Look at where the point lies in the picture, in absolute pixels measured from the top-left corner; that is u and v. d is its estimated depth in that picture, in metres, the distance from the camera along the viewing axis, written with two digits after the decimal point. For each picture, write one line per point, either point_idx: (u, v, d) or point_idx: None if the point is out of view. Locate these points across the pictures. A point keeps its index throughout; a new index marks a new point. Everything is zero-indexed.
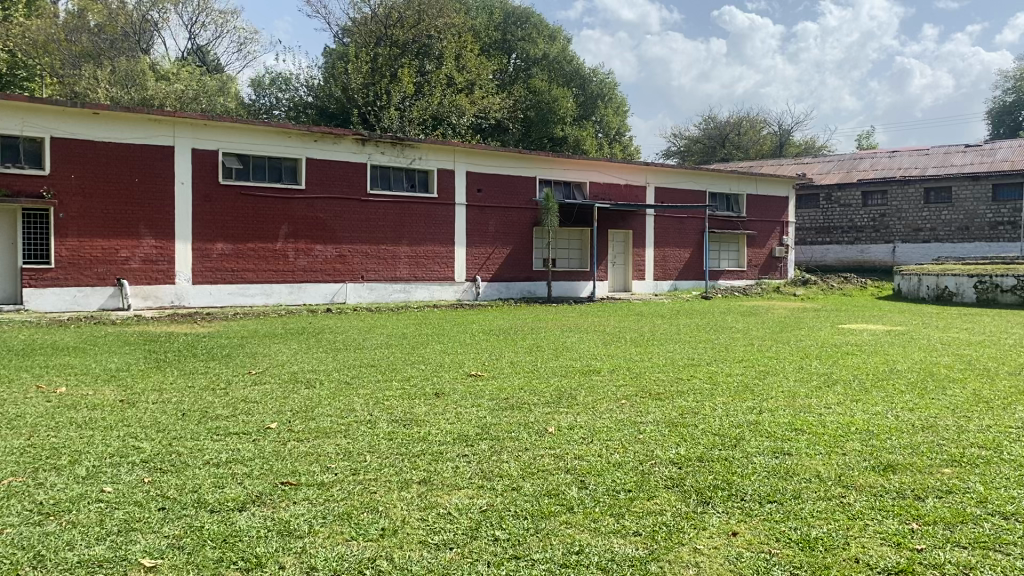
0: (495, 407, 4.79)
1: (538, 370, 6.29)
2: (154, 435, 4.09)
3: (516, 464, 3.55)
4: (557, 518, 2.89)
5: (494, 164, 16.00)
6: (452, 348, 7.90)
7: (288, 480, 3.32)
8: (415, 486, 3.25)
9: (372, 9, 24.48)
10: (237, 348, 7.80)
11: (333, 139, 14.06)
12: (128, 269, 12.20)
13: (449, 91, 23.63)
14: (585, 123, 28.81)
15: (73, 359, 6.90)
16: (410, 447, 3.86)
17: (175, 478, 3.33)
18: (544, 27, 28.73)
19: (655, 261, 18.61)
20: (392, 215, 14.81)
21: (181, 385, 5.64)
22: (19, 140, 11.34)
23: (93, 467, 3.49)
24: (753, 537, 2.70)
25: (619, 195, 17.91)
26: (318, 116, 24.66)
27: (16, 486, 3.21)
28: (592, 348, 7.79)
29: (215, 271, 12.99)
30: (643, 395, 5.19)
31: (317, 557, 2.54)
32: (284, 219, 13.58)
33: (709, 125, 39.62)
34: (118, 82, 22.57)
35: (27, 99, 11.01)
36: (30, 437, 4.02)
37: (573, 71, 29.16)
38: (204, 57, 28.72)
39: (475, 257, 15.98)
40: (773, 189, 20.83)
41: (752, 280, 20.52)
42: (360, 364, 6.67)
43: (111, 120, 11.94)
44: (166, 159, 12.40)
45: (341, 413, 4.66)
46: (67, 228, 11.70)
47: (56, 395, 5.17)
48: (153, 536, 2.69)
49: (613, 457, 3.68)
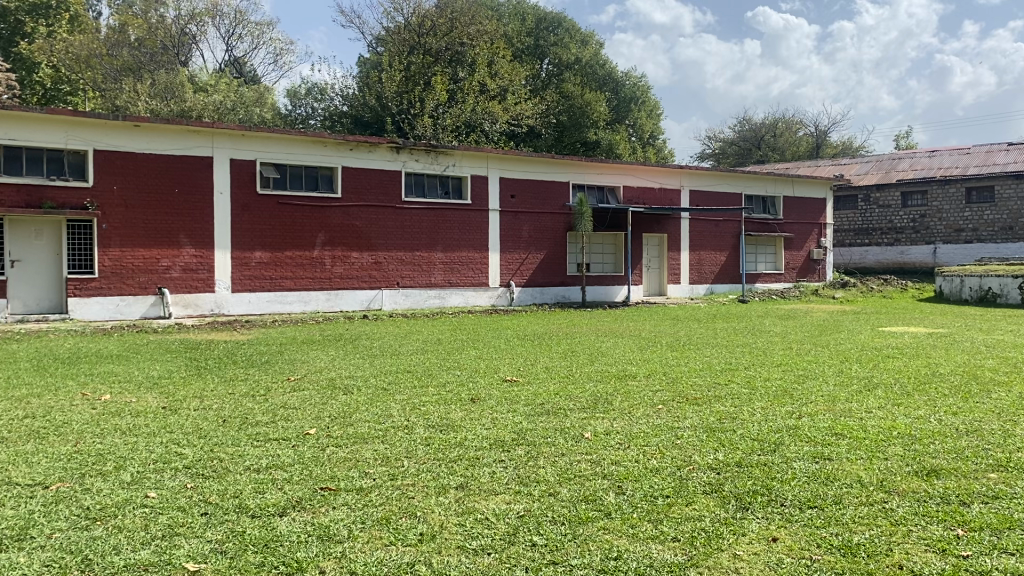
0: (531, 412, 4.80)
1: (574, 376, 6.28)
2: (196, 442, 4.15)
3: (553, 470, 3.54)
4: (595, 524, 2.88)
5: (527, 170, 16.01)
6: (487, 353, 7.91)
7: (328, 485, 3.35)
8: (452, 491, 3.27)
9: (405, 18, 24.57)
10: (275, 355, 7.87)
11: (368, 148, 14.18)
12: (168, 278, 12.41)
13: (481, 97, 23.69)
14: (618, 127, 28.77)
15: (116, 367, 7.03)
16: (448, 453, 3.87)
17: (217, 484, 3.37)
18: (576, 31, 28.70)
19: (690, 265, 18.47)
20: (427, 222, 14.88)
21: (222, 391, 5.72)
22: (63, 153, 11.61)
23: (138, 473, 3.55)
24: (794, 543, 2.67)
25: (653, 199, 17.83)
26: (352, 125, 24.82)
27: (64, 491, 3.28)
28: (629, 353, 7.75)
29: (254, 279, 13.16)
30: (679, 400, 5.17)
31: (357, 562, 2.57)
32: (320, 227, 13.72)
33: (744, 127, 39.37)
34: (157, 95, 23.01)
35: (71, 113, 11.27)
36: (76, 443, 4.10)
37: (606, 75, 29.15)
38: (241, 68, 29.15)
39: (509, 263, 15.99)
40: (810, 192, 20.59)
41: (790, 283, 20.27)
42: (396, 369, 6.71)
43: (151, 133, 12.16)
44: (205, 169, 12.60)
45: (378, 419, 4.69)
46: (110, 238, 11.93)
47: (101, 402, 5.28)
48: (196, 541, 2.73)
49: (650, 462, 3.65)
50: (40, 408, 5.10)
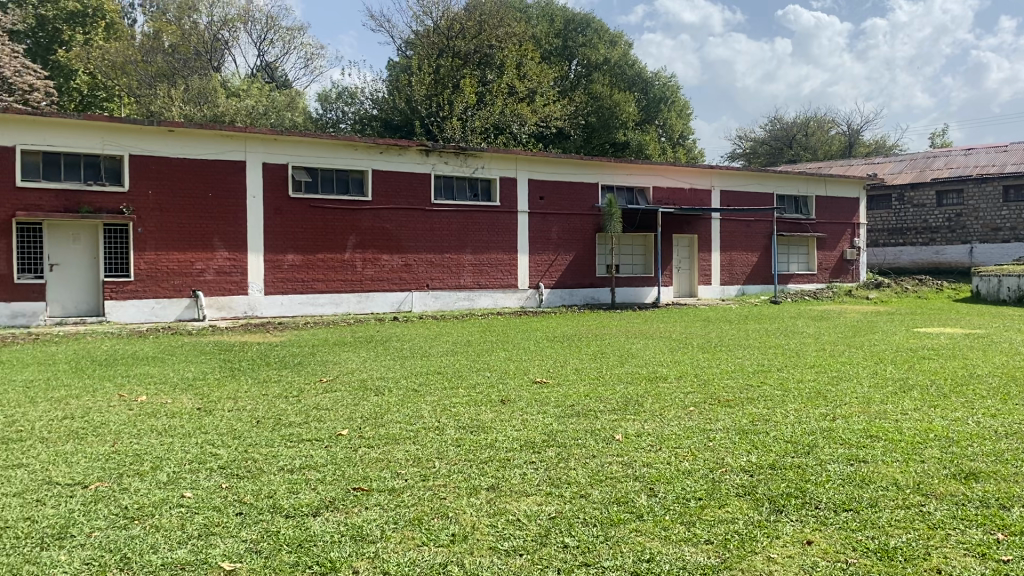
0: (562, 414, 4.79)
1: (604, 377, 6.27)
2: (230, 442, 4.20)
3: (584, 472, 3.53)
4: (626, 525, 2.88)
5: (556, 171, 16.00)
6: (517, 354, 7.93)
7: (360, 485, 3.38)
8: (483, 492, 3.27)
9: (434, 20, 24.80)
10: (308, 356, 7.95)
11: (398, 151, 14.25)
12: (202, 281, 12.57)
13: (510, 99, 23.70)
14: (648, 128, 28.70)
15: (153, 368, 7.15)
16: (479, 454, 3.87)
17: (252, 484, 3.41)
18: (605, 32, 28.58)
19: (721, 266, 18.34)
20: (456, 224, 14.92)
21: (256, 392, 5.79)
22: (100, 159, 11.81)
23: (175, 473, 3.61)
24: (829, 546, 2.64)
25: (683, 199, 17.73)
26: (382, 128, 24.96)
27: (103, 491, 3.34)
28: (659, 355, 7.69)
29: (286, 282, 13.30)
30: (711, 402, 5.13)
31: (390, 562, 2.58)
32: (351, 230, 13.82)
33: (775, 126, 39.09)
34: (191, 100, 23.29)
35: (108, 119, 11.46)
36: (113, 444, 4.17)
37: (635, 75, 29.05)
38: (272, 73, 29.46)
39: (538, 264, 15.98)
40: (843, 191, 20.35)
41: (823, 284, 20.04)
42: (427, 371, 6.74)
43: (185, 138, 12.34)
44: (238, 174, 12.75)
45: (409, 421, 4.69)
46: (145, 242, 12.11)
47: (138, 403, 5.37)
48: (232, 541, 2.77)
49: (682, 464, 3.64)
50: (79, 409, 5.19)
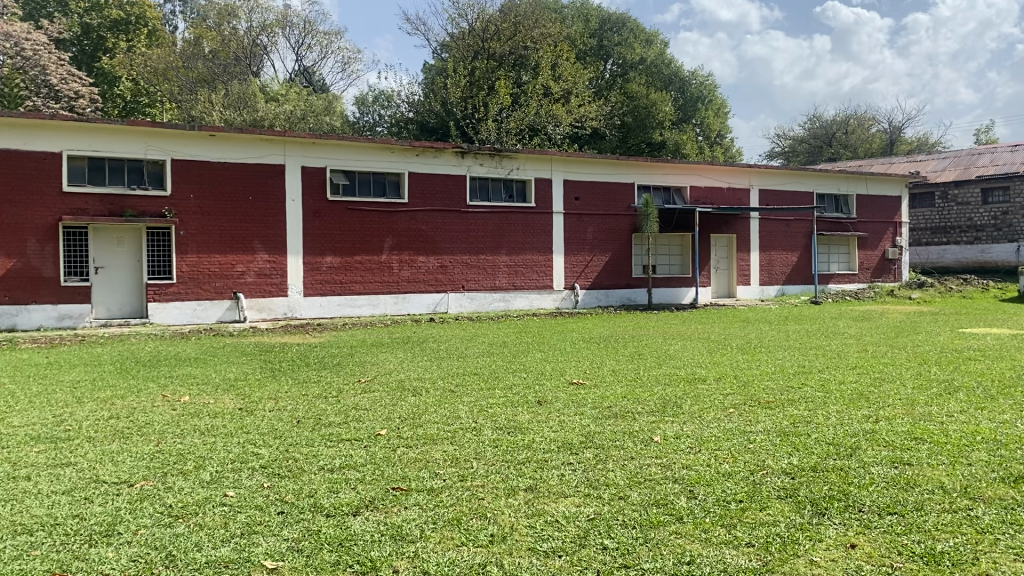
0: (599, 416, 4.77)
1: (642, 378, 6.26)
2: (271, 442, 4.25)
3: (622, 473, 3.52)
4: (666, 528, 2.86)
5: (592, 171, 15.96)
6: (554, 355, 7.95)
7: (399, 485, 3.40)
8: (521, 493, 3.27)
9: (469, 24, 24.90)
10: (347, 357, 8.05)
11: (434, 153, 14.32)
12: (243, 283, 12.75)
13: (546, 100, 23.67)
14: (685, 127, 28.55)
15: (196, 369, 7.29)
16: (516, 455, 3.87)
17: (293, 483, 3.45)
18: (641, 31, 28.40)
19: (760, 266, 18.14)
20: (492, 225, 14.95)
21: (296, 392, 5.87)
22: (143, 163, 12.02)
23: (217, 472, 3.66)
24: (874, 550, 2.60)
25: (721, 199, 17.59)
26: (418, 131, 25.08)
27: (148, 490, 3.39)
28: (697, 356, 7.63)
29: (325, 283, 13.43)
30: (751, 403, 5.07)
31: (429, 562, 2.59)
32: (387, 232, 13.91)
33: (814, 124, 38.63)
34: (231, 105, 23.59)
35: (150, 125, 11.68)
36: (158, 443, 4.25)
37: (672, 74, 28.87)
38: (310, 78, 29.77)
39: (574, 265, 15.94)
40: (885, 190, 20.02)
41: (864, 284, 19.73)
42: (465, 372, 6.77)
43: (226, 142, 12.52)
44: (277, 177, 12.91)
45: (447, 421, 4.71)
46: (187, 245, 12.32)
47: (181, 403, 5.46)
48: (274, 539, 2.80)
49: (722, 466, 3.60)
50: (125, 408, 5.29)
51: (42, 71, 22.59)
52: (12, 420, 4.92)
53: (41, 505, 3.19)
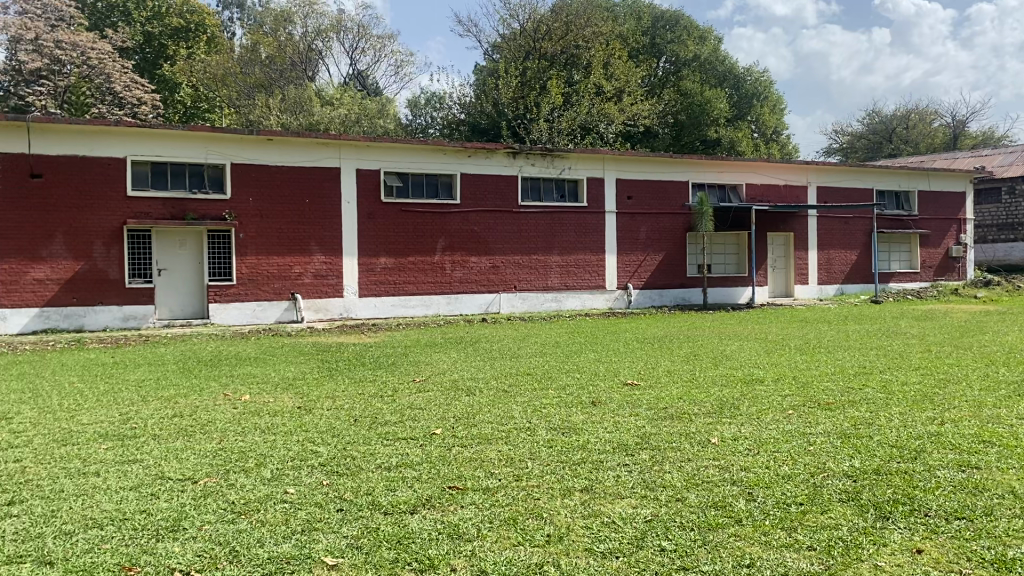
0: (654, 417, 4.73)
1: (697, 379, 6.21)
2: (330, 440, 4.33)
3: (679, 475, 3.48)
4: (725, 530, 2.82)
5: (646, 170, 15.85)
6: (608, 355, 7.93)
7: (455, 484, 3.42)
8: (577, 494, 3.27)
9: (521, 24, 24.90)
10: (401, 357, 8.11)
11: (487, 154, 14.37)
12: (300, 284, 12.97)
13: (598, 99, 23.57)
14: (740, 124, 28.18)
15: (256, 368, 7.42)
16: (571, 455, 3.87)
17: (351, 481, 3.50)
18: (694, 29, 28.08)
19: (818, 264, 17.80)
20: (544, 225, 14.95)
21: (353, 392, 5.93)
22: (203, 167, 12.31)
23: (278, 470, 3.73)
24: (941, 555, 2.53)
25: (777, 196, 17.31)
26: (470, 132, 25.17)
27: (211, 487, 3.47)
28: (755, 356, 7.53)
29: (379, 284, 13.59)
30: (811, 404, 5.00)
31: (487, 561, 2.60)
32: (440, 233, 14.01)
33: (874, 119, 37.77)
34: (288, 109, 24.08)
35: (210, 130, 11.95)
36: (220, 441, 4.34)
37: (726, 71, 28.47)
38: (364, 81, 30.14)
39: (628, 264, 15.83)
40: (949, 185, 19.44)
41: (928, 283, 19.22)
42: (518, 371, 6.78)
43: (283, 145, 12.76)
44: (333, 180, 13.10)
45: (501, 421, 4.72)
46: (246, 247, 12.58)
47: (242, 402, 5.56)
48: (333, 536, 2.84)
49: (782, 469, 3.54)
50: (188, 407, 5.41)
51: (107, 79, 23.39)
52: (81, 417, 5.07)
53: (111, 500, 3.29)
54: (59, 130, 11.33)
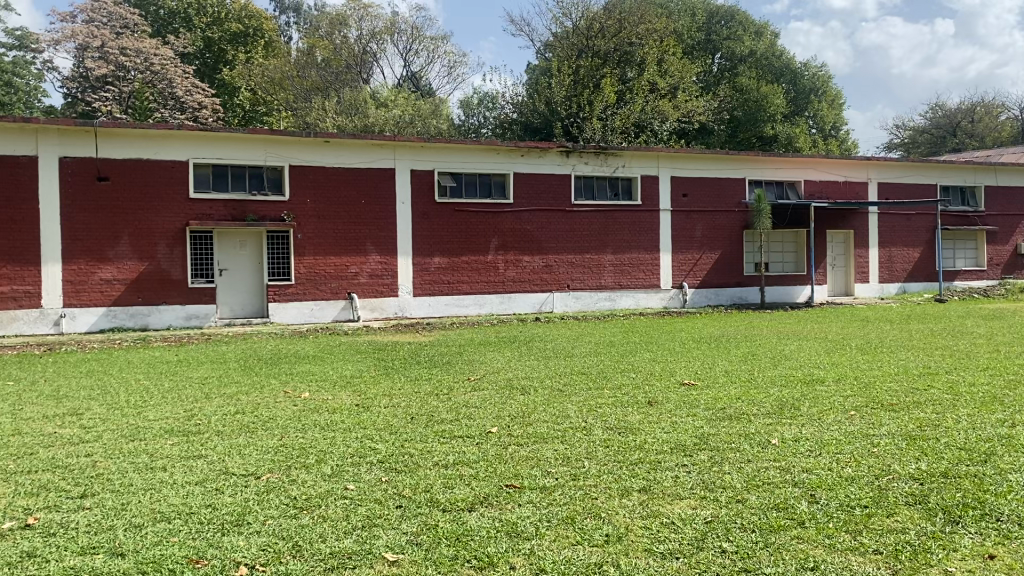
0: (712, 417, 4.68)
1: (756, 379, 6.12)
2: (388, 437, 4.37)
3: (740, 476, 3.43)
4: (788, 532, 2.77)
5: (701, 168, 15.67)
6: (663, 355, 7.86)
7: (512, 482, 3.43)
8: (635, 494, 3.25)
9: (574, 22, 24.66)
10: (455, 356, 8.11)
11: (540, 153, 14.37)
12: (356, 284, 13.15)
13: (652, 97, 23.46)
14: (797, 120, 27.75)
15: (313, 367, 7.51)
16: (628, 455, 3.85)
17: (409, 478, 3.53)
18: (750, 24, 27.66)
19: (879, 262, 17.39)
20: (598, 224, 14.88)
21: (409, 390, 5.98)
22: (263, 169, 12.57)
23: (338, 466, 3.78)
24: (1016, 562, 2.45)
25: (837, 193, 16.97)
26: (523, 132, 25.09)
27: (274, 482, 3.54)
28: (815, 356, 7.39)
29: (433, 283, 13.69)
30: (873, 405, 4.89)
31: (545, 559, 2.61)
32: (494, 233, 14.06)
33: (937, 113, 36.78)
34: (344, 112, 24.39)
35: (268, 133, 12.19)
36: (282, 438, 4.42)
37: (783, 66, 28.04)
38: (418, 82, 30.40)
39: (683, 263, 15.67)
40: (1018, 180, 18.81)
41: (995, 281, 18.63)
42: (572, 371, 6.76)
43: (340, 147, 12.94)
44: (388, 181, 13.25)
45: (557, 420, 4.71)
46: (304, 248, 12.79)
47: (301, 400, 5.64)
48: (393, 532, 2.87)
49: (845, 470, 3.47)
50: (249, 404, 5.52)
51: (169, 84, 23.96)
52: (147, 414, 5.21)
53: (177, 494, 3.38)
54: (125, 134, 11.66)
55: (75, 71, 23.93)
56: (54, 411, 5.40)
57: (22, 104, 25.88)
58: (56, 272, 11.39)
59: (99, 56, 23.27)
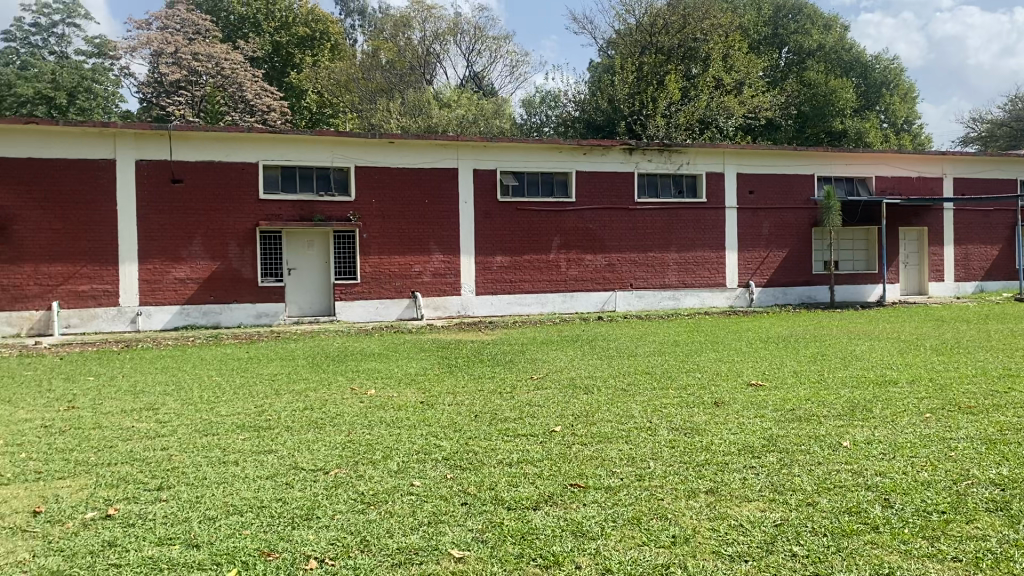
0: (781, 418, 4.59)
1: (826, 380, 5.97)
2: (453, 435, 4.40)
3: (810, 479, 3.36)
4: (861, 537, 2.71)
5: (768, 164, 15.39)
6: (728, 355, 7.75)
7: (577, 481, 3.42)
8: (702, 495, 3.21)
9: (637, 19, 24.19)
10: (518, 355, 8.12)
11: (602, 151, 14.30)
12: (420, 282, 13.28)
13: (717, 93, 23.17)
14: (868, 114, 27.01)
15: (379, 364, 7.62)
16: (694, 456, 3.80)
17: (474, 476, 3.55)
18: (818, 17, 27.07)
19: (955, 260, 16.84)
20: (662, 222, 14.74)
21: (472, 388, 6.02)
22: (330, 170, 12.80)
23: (404, 463, 3.82)
24: None
25: (910, 189, 16.49)
26: (586, 130, 24.98)
27: (342, 477, 3.60)
28: (888, 357, 7.19)
29: (496, 282, 13.75)
30: (951, 408, 4.71)
31: (612, 559, 2.59)
32: (556, 231, 14.04)
33: (1017, 106, 35.36)
34: (408, 113, 24.60)
35: (335, 134, 12.41)
36: (349, 434, 4.49)
37: (853, 59, 27.34)
38: (480, 82, 30.52)
39: (749, 261, 15.41)
40: None
41: None
42: (635, 371, 6.70)
43: (404, 148, 13.08)
44: (451, 181, 13.35)
45: (621, 420, 4.69)
46: (370, 248, 12.98)
47: (367, 397, 5.74)
48: (459, 529, 2.89)
49: (921, 475, 3.36)
50: (318, 401, 5.64)
51: (239, 88, 24.53)
52: (219, 409, 5.36)
53: (249, 488, 3.46)
54: (198, 137, 11.99)
55: (151, 77, 24.74)
56: (132, 405, 5.59)
57: (100, 109, 26.78)
58: (133, 272, 11.78)
59: (172, 62, 23.99)
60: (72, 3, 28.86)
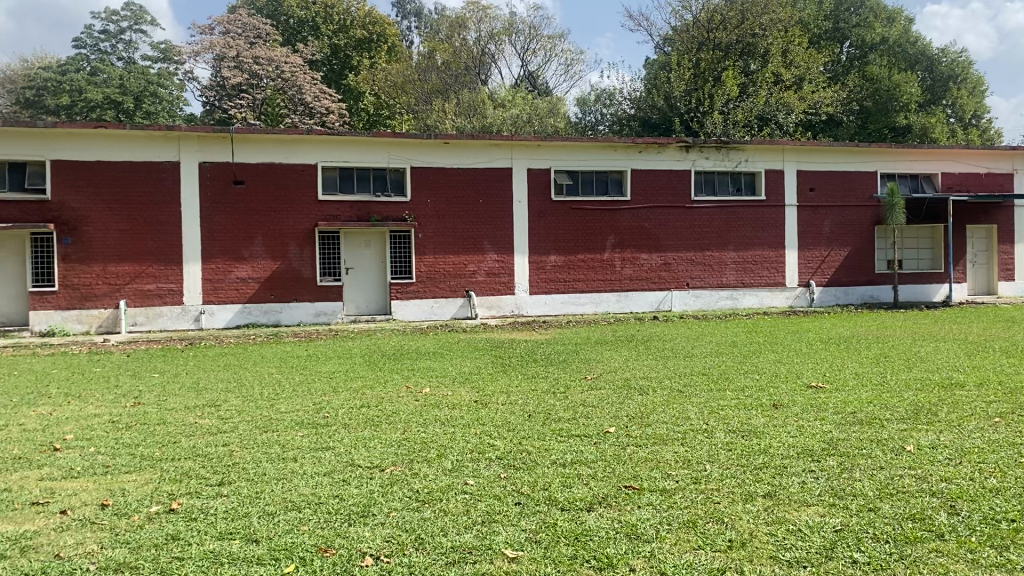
0: (841, 422, 4.49)
1: (888, 382, 5.82)
2: (506, 434, 4.41)
3: (872, 484, 3.28)
4: (925, 544, 2.63)
5: (829, 161, 15.07)
6: (787, 356, 7.61)
7: (632, 483, 3.39)
8: (760, 499, 3.15)
9: (694, 15, 23.90)
10: (572, 355, 8.11)
11: (658, 149, 14.17)
12: (474, 282, 13.34)
13: (776, 89, 22.76)
14: (934, 109, 26.20)
15: (433, 363, 7.66)
16: (751, 460, 3.74)
17: (528, 475, 3.56)
18: (882, 9, 26.46)
19: None
20: (719, 221, 14.55)
21: (526, 388, 6.02)
22: (386, 171, 12.95)
23: (458, 462, 3.84)
24: None
25: (978, 185, 15.98)
26: (641, 128, 24.83)
27: (398, 475, 3.64)
28: (954, 359, 6.99)
29: (550, 282, 13.73)
30: (1022, 413, 4.54)
31: (666, 563, 2.57)
32: (611, 230, 13.96)
33: None
34: (462, 113, 24.73)
35: (392, 135, 12.55)
36: (405, 432, 4.54)
37: (919, 53, 26.61)
38: (535, 82, 30.51)
39: (809, 260, 15.11)
40: None
41: None
42: (691, 372, 6.64)
43: (459, 148, 13.16)
44: (505, 180, 13.38)
45: (677, 421, 4.65)
46: (425, 247, 13.08)
47: (422, 395, 5.79)
48: (513, 529, 2.89)
49: (989, 481, 3.25)
50: (374, 398, 5.71)
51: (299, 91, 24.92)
52: (279, 406, 5.47)
53: (308, 484, 3.52)
54: (259, 139, 12.24)
55: (213, 81, 25.35)
56: (195, 401, 5.74)
57: (166, 113, 27.54)
58: (196, 271, 12.07)
59: (234, 65, 24.58)
60: (139, 10, 29.71)
